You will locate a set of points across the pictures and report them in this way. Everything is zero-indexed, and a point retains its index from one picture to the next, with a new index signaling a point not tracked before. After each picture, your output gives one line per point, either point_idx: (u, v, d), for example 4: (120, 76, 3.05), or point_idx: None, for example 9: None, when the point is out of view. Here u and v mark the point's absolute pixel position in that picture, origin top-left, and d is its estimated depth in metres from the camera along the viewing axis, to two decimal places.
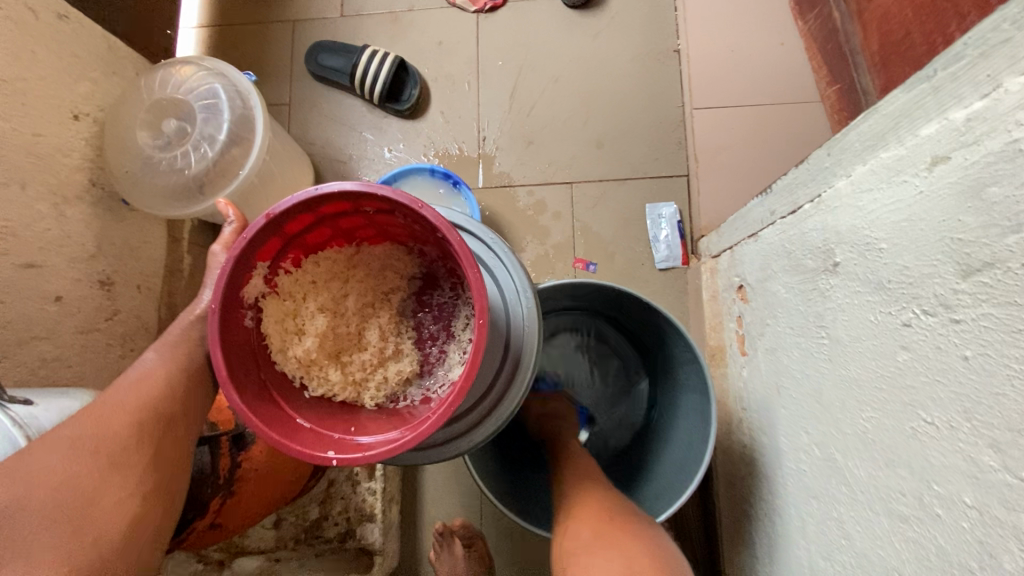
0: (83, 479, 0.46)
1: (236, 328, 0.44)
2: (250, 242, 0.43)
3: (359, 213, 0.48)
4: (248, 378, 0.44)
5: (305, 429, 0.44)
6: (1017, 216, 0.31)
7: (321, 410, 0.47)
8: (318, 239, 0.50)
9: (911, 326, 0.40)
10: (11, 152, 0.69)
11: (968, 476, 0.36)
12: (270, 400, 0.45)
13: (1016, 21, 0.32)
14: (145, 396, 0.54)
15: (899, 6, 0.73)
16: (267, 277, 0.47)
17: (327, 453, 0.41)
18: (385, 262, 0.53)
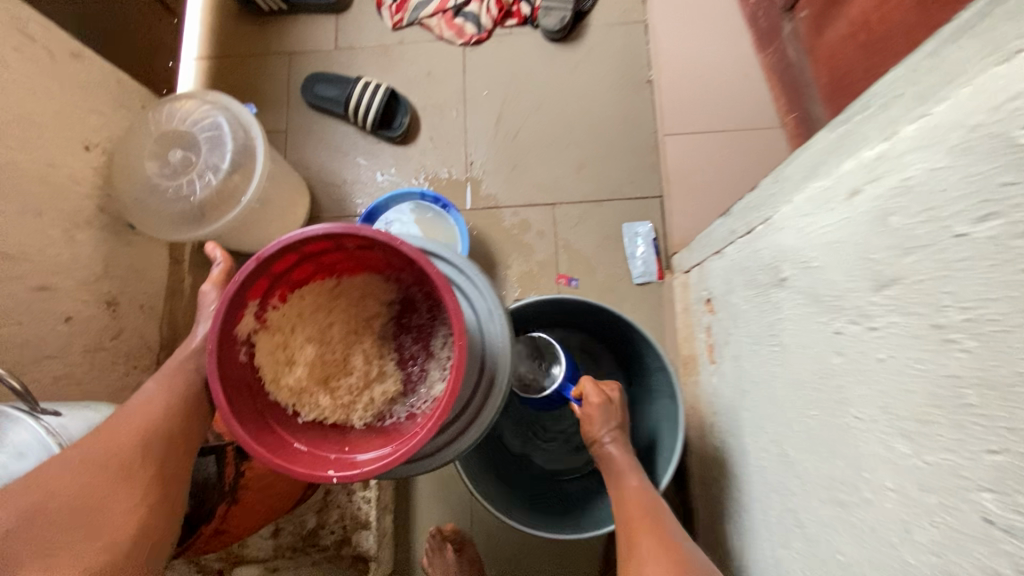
0: (94, 488, 0.49)
1: (231, 364, 0.49)
2: (241, 285, 0.48)
3: (340, 248, 0.53)
4: (247, 410, 0.49)
5: (303, 453, 0.49)
6: (911, 240, 0.37)
7: (315, 433, 0.52)
8: (302, 275, 0.55)
9: (841, 334, 0.45)
10: (28, 182, 0.74)
11: (888, 462, 0.40)
12: (268, 428, 0.50)
13: (907, 78, 0.38)
14: (151, 412, 0.57)
15: (844, 44, 0.81)
16: (257, 314, 0.52)
17: (327, 472, 0.47)
18: (365, 289, 0.58)
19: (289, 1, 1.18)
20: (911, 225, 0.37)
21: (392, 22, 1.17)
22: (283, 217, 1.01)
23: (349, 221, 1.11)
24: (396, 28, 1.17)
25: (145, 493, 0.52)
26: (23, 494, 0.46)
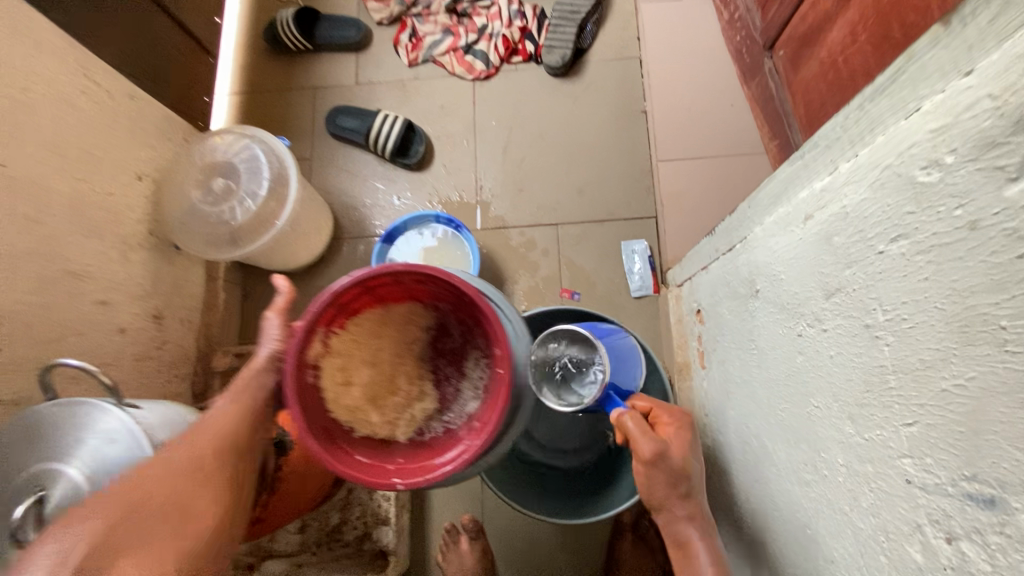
0: (177, 493, 0.50)
1: (302, 385, 0.57)
2: (317, 315, 0.57)
3: (395, 281, 0.62)
4: (318, 426, 0.57)
5: (367, 465, 0.58)
6: (849, 257, 0.45)
7: (370, 447, 0.60)
8: (357, 305, 0.63)
9: (803, 336, 0.53)
10: (93, 209, 0.84)
11: (839, 441, 0.48)
12: (334, 444, 0.57)
13: (842, 125, 0.47)
14: (225, 423, 0.56)
15: (816, 81, 0.90)
16: (323, 340, 0.59)
17: (394, 480, 0.56)
18: (408, 317, 0.65)
19: (314, 42, 1.29)
20: (847, 245, 0.45)
21: (408, 60, 1.28)
22: (308, 237, 1.10)
23: (369, 241, 1.20)
24: (411, 65, 1.28)
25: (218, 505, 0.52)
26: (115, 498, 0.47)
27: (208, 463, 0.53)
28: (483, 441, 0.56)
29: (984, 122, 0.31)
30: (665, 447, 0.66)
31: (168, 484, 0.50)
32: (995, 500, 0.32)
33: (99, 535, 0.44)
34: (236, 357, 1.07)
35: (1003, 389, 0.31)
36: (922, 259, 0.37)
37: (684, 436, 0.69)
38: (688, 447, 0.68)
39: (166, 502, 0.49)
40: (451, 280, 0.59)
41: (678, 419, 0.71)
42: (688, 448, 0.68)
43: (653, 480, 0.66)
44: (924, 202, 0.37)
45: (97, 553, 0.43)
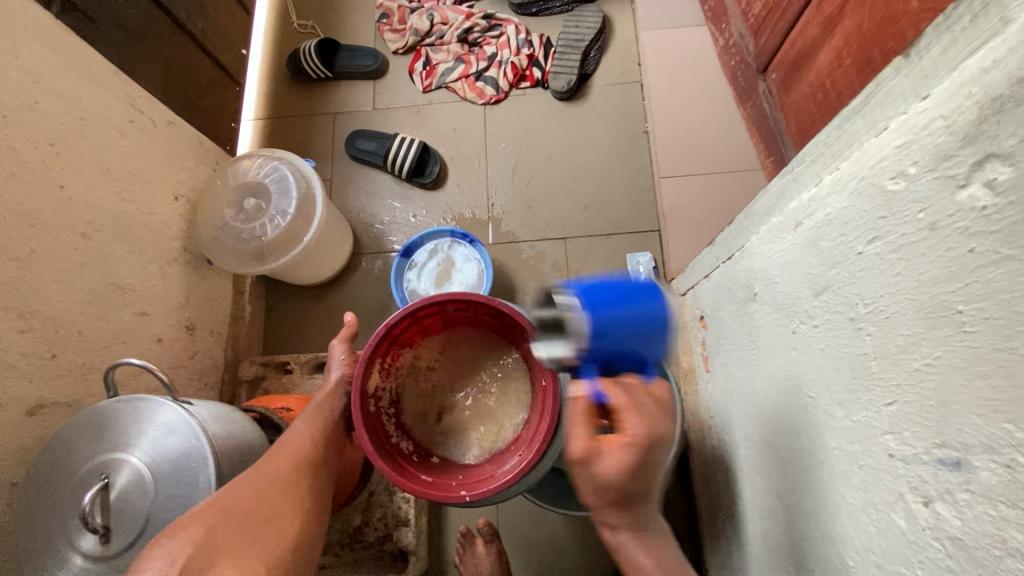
0: (262, 505, 0.55)
1: (366, 411, 0.63)
2: (374, 348, 0.64)
3: (440, 312, 0.69)
4: (384, 449, 0.63)
5: (433, 482, 0.62)
6: (835, 259, 0.51)
7: (431, 467, 0.65)
8: (406, 338, 0.70)
9: (796, 333, 0.59)
10: (137, 227, 0.91)
11: (831, 427, 0.53)
12: (399, 464, 0.63)
13: (824, 143, 0.53)
14: (306, 444, 0.65)
15: (807, 102, 0.97)
16: (380, 372, 0.67)
17: (461, 492, 0.60)
18: (450, 347, 0.74)
19: (335, 70, 1.37)
20: (831, 249, 0.51)
21: (423, 86, 1.36)
22: (332, 252, 1.17)
23: (386, 256, 1.27)
24: (426, 91, 1.36)
25: (297, 519, 0.57)
26: (210, 506, 0.52)
27: (290, 479, 0.60)
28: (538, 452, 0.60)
29: (938, 138, 0.37)
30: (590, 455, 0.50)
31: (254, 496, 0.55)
32: (961, 461, 0.37)
33: (200, 536, 0.48)
34: (261, 366, 1.13)
35: (962, 364, 0.36)
36: (894, 257, 0.42)
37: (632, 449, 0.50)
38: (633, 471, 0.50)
39: (259, 509, 0.54)
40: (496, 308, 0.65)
41: (632, 435, 0.50)
42: (631, 472, 0.50)
43: (581, 485, 0.53)
44: (894, 208, 0.42)
45: (201, 552, 0.47)
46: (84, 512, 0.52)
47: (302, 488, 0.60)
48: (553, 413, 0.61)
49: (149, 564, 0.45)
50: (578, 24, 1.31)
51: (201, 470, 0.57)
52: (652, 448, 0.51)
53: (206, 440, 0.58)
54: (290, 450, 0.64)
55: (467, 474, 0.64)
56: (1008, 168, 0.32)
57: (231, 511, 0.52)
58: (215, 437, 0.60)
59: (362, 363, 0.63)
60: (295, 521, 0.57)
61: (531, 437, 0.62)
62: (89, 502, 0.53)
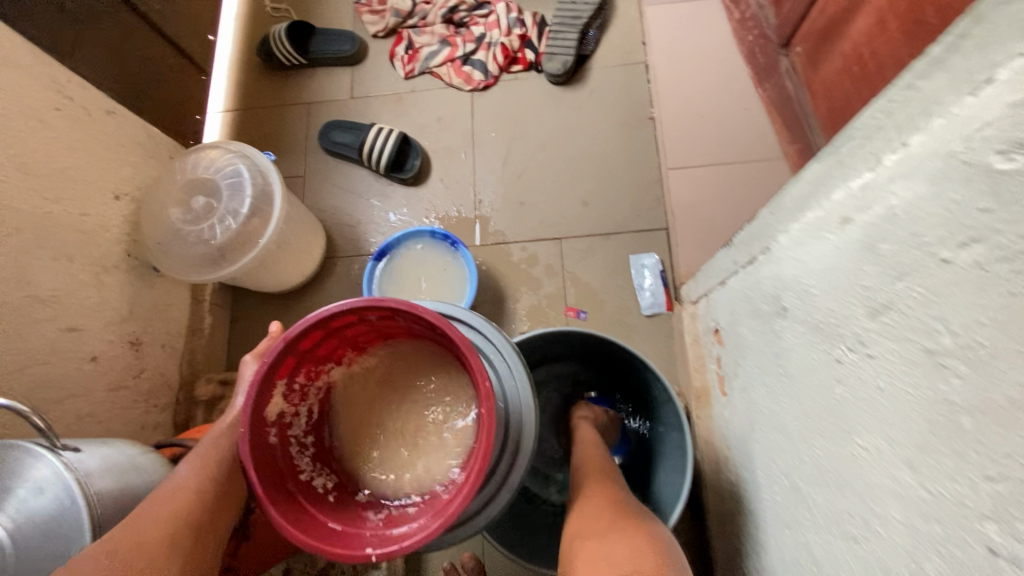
0: None
1: (262, 443, 0.51)
2: (273, 367, 0.51)
3: (363, 321, 0.57)
4: (281, 491, 0.51)
5: (340, 533, 0.50)
6: (901, 267, 0.37)
7: (344, 514, 0.53)
8: (327, 350, 0.58)
9: (841, 361, 0.45)
10: (62, 230, 0.79)
11: (894, 492, 0.40)
12: (302, 511, 0.51)
13: (884, 112, 0.40)
14: (187, 499, 0.51)
15: (839, 77, 0.83)
16: (286, 394, 0.55)
17: (368, 549, 0.47)
18: (386, 359, 0.62)
19: (308, 56, 1.25)
20: (898, 255, 0.38)
21: (404, 72, 1.23)
22: (299, 255, 1.05)
23: (363, 260, 1.14)
24: (408, 77, 1.23)
25: None
26: None
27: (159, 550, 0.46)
28: (461, 503, 0.46)
29: None
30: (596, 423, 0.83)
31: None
32: None
33: None
34: (220, 385, 1.01)
35: None
36: (1004, 267, 0.29)
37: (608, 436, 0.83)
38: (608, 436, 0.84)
39: None
40: (419, 316, 0.51)
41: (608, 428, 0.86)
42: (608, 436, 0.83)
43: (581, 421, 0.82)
44: (1005, 197, 0.29)
45: None
46: None
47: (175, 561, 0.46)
48: (485, 448, 0.48)
49: None
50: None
51: (75, 542, 0.46)
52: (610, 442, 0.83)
53: (87, 501, 0.47)
54: (169, 506, 0.50)
55: (385, 525, 0.51)
56: None
57: None
58: (100, 494, 0.48)
59: (252, 386, 0.50)
60: None
61: (463, 480, 0.48)
62: None
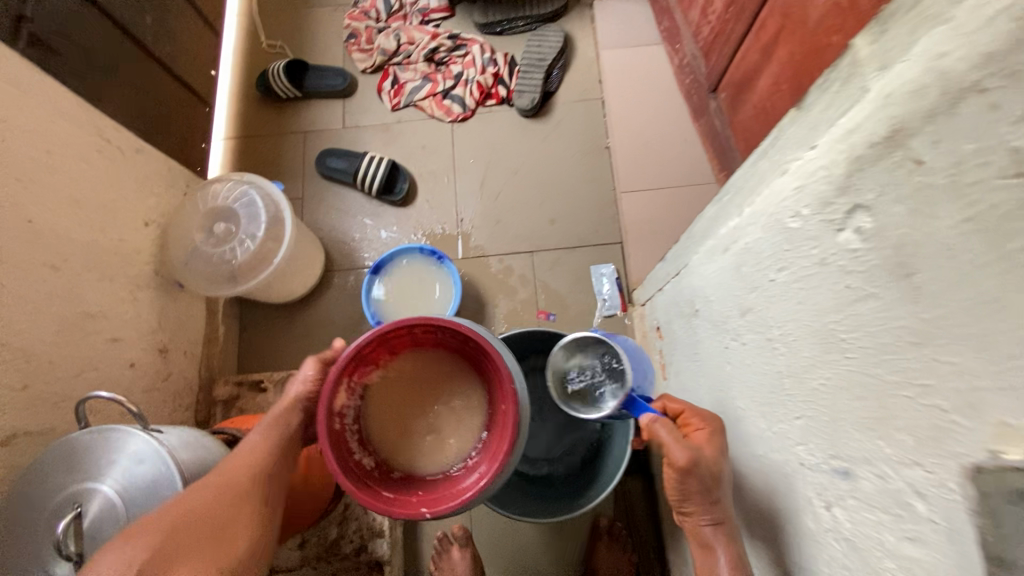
0: (219, 508, 0.57)
1: (331, 429, 0.67)
2: (343, 368, 0.67)
3: (407, 332, 0.73)
4: (346, 467, 0.66)
5: (395, 499, 0.66)
6: (754, 282, 0.55)
7: (392, 485, 0.69)
8: (374, 355, 0.73)
9: (729, 348, 0.63)
10: (106, 255, 0.92)
11: (758, 437, 0.58)
12: (362, 482, 0.66)
13: (744, 177, 0.58)
14: (258, 455, 0.67)
15: (752, 122, 1.02)
16: (346, 389, 0.70)
17: (421, 509, 0.64)
18: (415, 362, 0.77)
19: (304, 90, 1.40)
20: (751, 275, 0.56)
21: (391, 105, 1.39)
22: (303, 270, 1.20)
23: (358, 272, 1.29)
24: (394, 109, 1.39)
25: (254, 519, 0.59)
26: (166, 512, 0.54)
27: (246, 485, 0.62)
28: (496, 469, 0.64)
29: (820, 187, 0.42)
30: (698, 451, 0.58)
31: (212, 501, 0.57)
32: (848, 471, 0.42)
33: (158, 539, 0.51)
34: (235, 386, 1.16)
35: (846, 387, 0.41)
36: (796, 286, 0.47)
37: (720, 443, 0.60)
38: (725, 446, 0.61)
39: (214, 515, 0.56)
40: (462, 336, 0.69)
41: (710, 422, 0.62)
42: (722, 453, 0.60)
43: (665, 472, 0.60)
44: (794, 243, 0.47)
45: (158, 557, 0.49)
46: (59, 541, 0.55)
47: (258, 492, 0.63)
48: (510, 429, 0.66)
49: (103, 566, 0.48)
50: (541, 44, 1.35)
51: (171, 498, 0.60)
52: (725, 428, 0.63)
53: (177, 467, 0.61)
54: (244, 461, 0.66)
55: (430, 492, 0.68)
56: (870, 219, 0.37)
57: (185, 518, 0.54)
58: (183, 462, 0.63)
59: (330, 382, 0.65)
60: (251, 525, 0.59)
61: (493, 454, 0.67)
62: (63, 531, 0.55)
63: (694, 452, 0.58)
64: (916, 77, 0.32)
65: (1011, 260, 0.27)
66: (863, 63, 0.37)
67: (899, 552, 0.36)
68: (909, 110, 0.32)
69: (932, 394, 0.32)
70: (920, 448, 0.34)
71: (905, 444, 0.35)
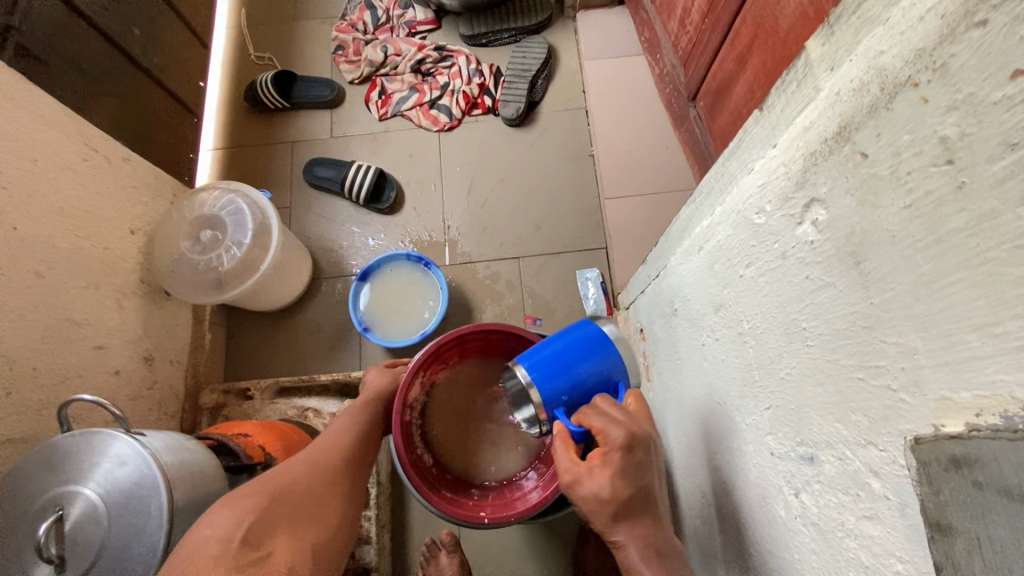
0: (313, 488, 0.70)
1: (400, 419, 0.83)
2: (416, 366, 0.84)
3: (482, 337, 0.90)
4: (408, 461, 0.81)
5: (451, 501, 0.81)
6: (726, 279, 0.57)
7: (451, 486, 0.85)
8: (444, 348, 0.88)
9: (706, 345, 0.65)
10: (91, 263, 0.93)
11: (733, 430, 0.59)
12: (424, 483, 0.81)
13: (714, 178, 0.60)
14: (341, 438, 0.81)
15: (729, 128, 1.05)
16: (418, 388, 0.88)
17: (477, 516, 0.78)
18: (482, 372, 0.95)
19: (292, 100, 1.41)
20: (723, 273, 0.58)
21: (379, 115, 1.41)
22: (291, 277, 1.20)
23: (346, 279, 1.30)
24: (382, 119, 1.41)
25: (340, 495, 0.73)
26: (269, 484, 0.67)
27: (332, 468, 0.75)
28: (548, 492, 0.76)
29: (781, 183, 0.44)
30: (582, 472, 0.57)
31: (308, 480, 0.71)
32: (813, 456, 0.43)
33: (261, 508, 0.63)
34: (221, 394, 1.17)
35: (809, 373, 0.43)
36: (762, 280, 0.49)
37: (620, 467, 0.56)
38: (623, 471, 0.56)
39: (306, 492, 0.69)
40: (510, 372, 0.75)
41: (614, 446, 0.56)
42: (619, 479, 0.56)
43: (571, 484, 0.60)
44: (760, 238, 0.49)
45: (261, 524, 0.61)
46: (39, 544, 0.56)
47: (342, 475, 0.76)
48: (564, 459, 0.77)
49: (215, 526, 0.59)
50: (525, 55, 1.38)
51: (153, 498, 0.60)
52: (635, 448, 0.57)
53: (159, 469, 0.61)
54: (332, 445, 0.79)
55: (482, 497, 0.84)
56: (824, 211, 0.38)
57: (281, 495, 0.66)
58: (166, 465, 0.63)
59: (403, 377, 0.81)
60: (337, 504, 0.72)
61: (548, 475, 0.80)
62: (43, 535, 0.56)
63: (578, 474, 0.57)
64: (858, 75, 0.34)
65: (943, 242, 0.28)
66: (813, 64, 0.39)
67: (859, 532, 0.38)
68: (854, 106, 0.34)
69: (882, 374, 0.34)
70: (874, 428, 0.35)
71: (861, 426, 0.36)
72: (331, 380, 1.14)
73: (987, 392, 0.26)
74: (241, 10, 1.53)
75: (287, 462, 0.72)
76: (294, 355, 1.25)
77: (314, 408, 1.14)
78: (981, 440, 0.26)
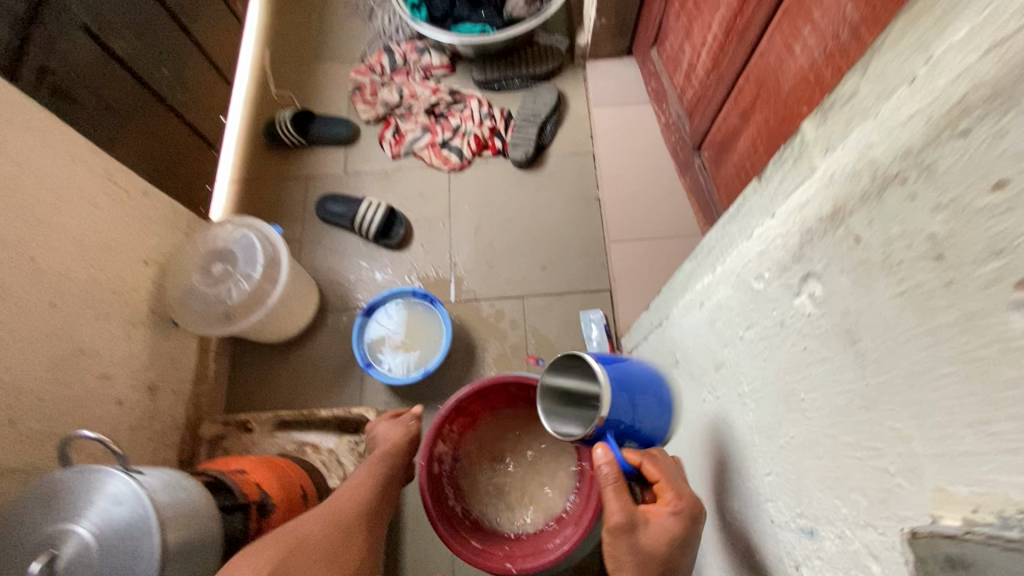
0: (332, 539, 0.71)
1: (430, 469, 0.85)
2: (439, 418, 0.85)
3: (506, 388, 0.90)
4: (438, 510, 0.82)
5: (482, 550, 0.81)
6: (727, 337, 0.57)
7: (483, 533, 0.85)
8: (469, 402, 0.89)
9: (707, 401, 0.65)
10: (104, 294, 0.95)
11: (734, 492, 0.58)
12: (456, 532, 0.82)
13: (716, 237, 0.61)
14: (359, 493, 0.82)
15: (734, 180, 1.07)
16: (444, 437, 0.89)
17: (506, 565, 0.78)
18: (509, 420, 0.96)
19: (308, 137, 1.45)
20: (723, 332, 0.58)
21: (392, 154, 1.45)
22: (298, 310, 1.22)
23: (352, 313, 1.31)
24: (394, 157, 1.45)
25: (357, 550, 0.73)
26: (288, 534, 0.68)
27: (353, 521, 0.76)
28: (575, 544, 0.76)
29: (779, 253, 0.45)
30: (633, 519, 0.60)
31: (329, 531, 0.72)
32: (813, 530, 0.42)
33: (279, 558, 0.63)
34: (222, 426, 1.15)
35: (807, 445, 0.42)
36: (762, 344, 0.49)
37: (672, 528, 0.60)
38: (677, 536, 0.60)
39: (326, 543, 0.70)
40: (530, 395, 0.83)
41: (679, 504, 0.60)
42: (675, 541, 0.60)
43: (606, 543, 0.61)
44: (760, 303, 0.49)
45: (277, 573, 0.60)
46: None
47: (363, 530, 0.77)
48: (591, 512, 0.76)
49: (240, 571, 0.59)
50: (535, 100, 1.42)
51: (145, 539, 0.60)
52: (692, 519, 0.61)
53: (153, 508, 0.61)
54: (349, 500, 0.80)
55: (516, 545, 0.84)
56: (821, 286, 0.39)
57: (301, 546, 0.66)
58: (161, 504, 0.63)
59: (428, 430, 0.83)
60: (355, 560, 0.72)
61: (576, 522, 0.80)
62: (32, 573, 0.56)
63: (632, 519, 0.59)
64: (851, 161, 0.35)
65: (937, 335, 0.29)
66: (809, 142, 0.40)
67: None
68: (847, 190, 0.35)
69: (879, 457, 0.34)
70: (873, 510, 0.35)
71: (860, 505, 0.36)
72: (331, 416, 1.14)
73: (982, 490, 0.26)
74: (265, 50, 1.60)
75: (299, 516, 0.73)
76: (296, 388, 1.25)
77: (313, 443, 1.13)
78: (979, 544, 0.26)
